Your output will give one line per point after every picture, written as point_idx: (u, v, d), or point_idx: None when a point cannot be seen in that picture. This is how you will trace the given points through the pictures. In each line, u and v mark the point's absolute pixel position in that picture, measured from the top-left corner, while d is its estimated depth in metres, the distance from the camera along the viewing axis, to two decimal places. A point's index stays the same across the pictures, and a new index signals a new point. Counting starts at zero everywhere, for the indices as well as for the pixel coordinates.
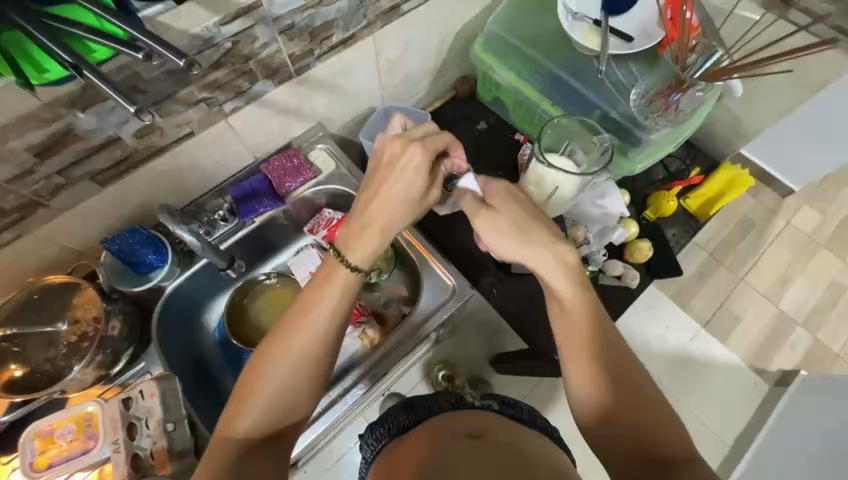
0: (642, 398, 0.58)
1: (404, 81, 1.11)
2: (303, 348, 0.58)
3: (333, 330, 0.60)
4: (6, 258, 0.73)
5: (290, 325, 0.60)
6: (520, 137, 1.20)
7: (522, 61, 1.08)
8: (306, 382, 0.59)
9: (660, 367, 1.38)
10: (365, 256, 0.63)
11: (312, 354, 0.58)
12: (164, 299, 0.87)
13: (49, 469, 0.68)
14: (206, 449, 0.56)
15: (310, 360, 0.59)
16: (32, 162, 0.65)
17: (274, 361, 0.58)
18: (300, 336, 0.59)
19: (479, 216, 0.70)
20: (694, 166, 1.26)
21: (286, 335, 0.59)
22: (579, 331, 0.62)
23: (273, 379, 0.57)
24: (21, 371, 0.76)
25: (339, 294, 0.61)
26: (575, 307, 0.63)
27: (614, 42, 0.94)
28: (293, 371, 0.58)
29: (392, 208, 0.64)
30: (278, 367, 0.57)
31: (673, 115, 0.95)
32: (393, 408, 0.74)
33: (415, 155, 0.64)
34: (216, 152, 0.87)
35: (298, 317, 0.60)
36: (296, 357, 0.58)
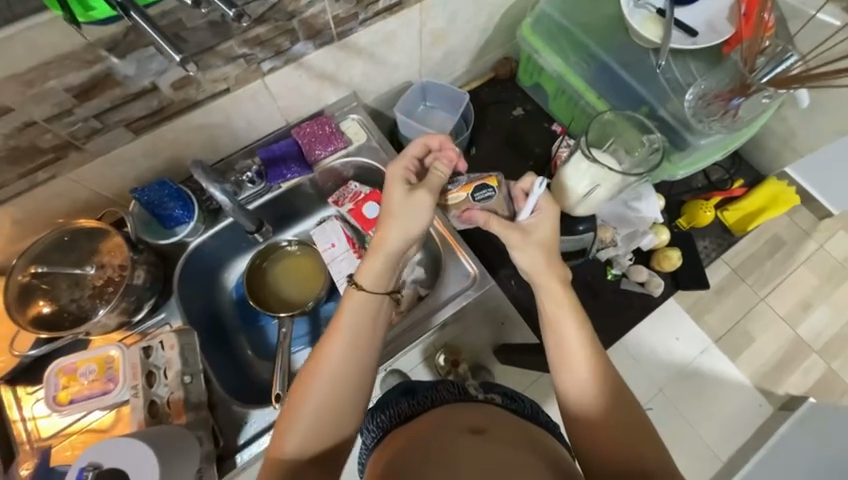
0: (621, 413, 0.59)
1: (445, 57, 1.06)
2: (336, 369, 0.60)
3: (365, 341, 0.63)
4: (40, 197, 0.74)
5: (324, 346, 0.62)
6: (557, 128, 1.17)
7: (573, 46, 1.02)
8: (346, 401, 0.60)
9: (662, 378, 1.35)
10: (375, 277, 0.67)
11: (345, 368, 0.60)
12: (187, 255, 0.88)
13: (71, 404, 0.71)
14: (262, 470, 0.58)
15: (348, 376, 0.60)
16: (71, 104, 0.64)
17: (313, 380, 0.60)
18: (335, 353, 0.61)
19: (510, 232, 0.72)
20: (737, 178, 1.22)
21: (323, 354, 0.61)
22: (567, 362, 0.63)
23: (314, 401, 0.58)
24: (49, 309, 0.77)
25: (364, 310, 0.65)
26: (562, 330, 0.65)
27: (676, 36, 0.88)
28: (334, 390, 0.59)
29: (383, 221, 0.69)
30: (318, 386, 0.59)
31: (730, 120, 0.88)
32: (392, 395, 0.75)
33: (391, 172, 0.73)
34: (249, 112, 0.85)
35: (331, 336, 0.62)
36: (333, 375, 0.60)
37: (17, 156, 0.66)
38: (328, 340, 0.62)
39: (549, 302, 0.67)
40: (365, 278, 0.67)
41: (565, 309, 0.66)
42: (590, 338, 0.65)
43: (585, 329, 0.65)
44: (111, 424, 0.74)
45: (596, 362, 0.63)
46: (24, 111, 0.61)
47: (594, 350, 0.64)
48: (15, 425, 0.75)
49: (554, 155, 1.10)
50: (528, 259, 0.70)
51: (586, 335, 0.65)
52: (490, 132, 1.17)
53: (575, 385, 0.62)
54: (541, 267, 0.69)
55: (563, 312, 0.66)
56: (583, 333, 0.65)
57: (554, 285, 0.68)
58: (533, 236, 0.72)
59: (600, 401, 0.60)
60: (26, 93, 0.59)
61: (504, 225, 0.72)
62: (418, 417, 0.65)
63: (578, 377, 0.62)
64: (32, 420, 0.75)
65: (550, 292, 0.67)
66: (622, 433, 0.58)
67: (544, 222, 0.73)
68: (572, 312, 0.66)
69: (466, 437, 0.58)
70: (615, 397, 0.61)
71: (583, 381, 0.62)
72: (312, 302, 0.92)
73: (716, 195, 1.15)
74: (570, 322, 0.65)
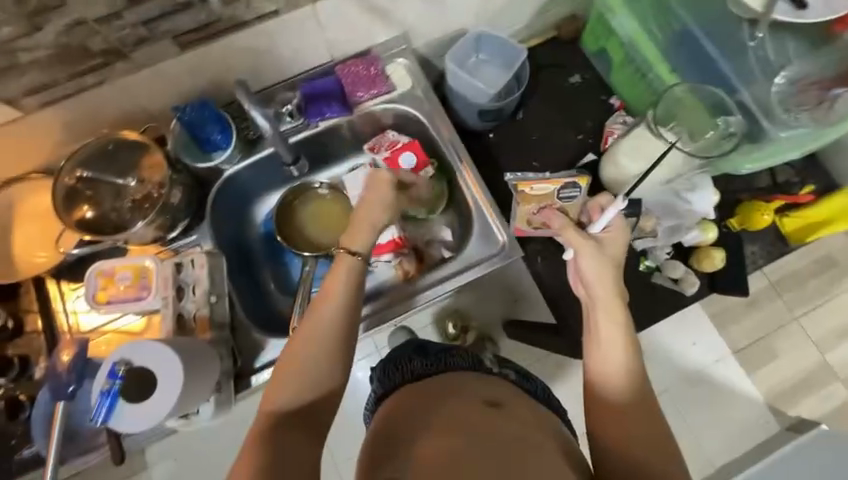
0: (654, 438, 0.58)
1: (506, 7, 0.97)
2: (326, 328, 0.61)
3: (353, 305, 0.64)
4: (87, 103, 0.75)
5: (315, 311, 0.62)
6: (616, 102, 1.05)
7: (654, 8, 0.91)
8: (326, 354, 0.61)
9: (668, 382, 1.31)
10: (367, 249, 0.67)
11: (335, 329, 0.61)
12: (221, 182, 0.88)
13: (108, 305, 0.76)
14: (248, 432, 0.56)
15: (336, 343, 0.61)
16: (120, 6, 0.62)
17: (308, 343, 0.60)
18: (324, 313, 0.62)
19: (584, 247, 0.69)
20: (809, 183, 1.10)
21: (316, 318, 0.62)
22: (609, 377, 0.62)
23: (308, 361, 0.60)
24: (92, 214, 0.80)
25: (354, 277, 0.65)
26: (608, 339, 0.63)
27: (781, 6, 0.76)
28: (319, 348, 0.60)
29: (376, 210, 0.70)
30: (307, 347, 0.60)
31: (823, 113, 0.77)
32: (403, 350, 0.76)
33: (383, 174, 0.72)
34: (296, 41, 0.81)
35: (324, 301, 0.63)
36: (325, 338, 0.61)
37: (66, 56, 0.66)
38: (319, 306, 0.62)
39: (600, 313, 0.65)
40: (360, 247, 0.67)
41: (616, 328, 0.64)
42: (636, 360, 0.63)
43: (632, 353, 0.63)
44: (141, 330, 0.79)
45: (634, 383, 0.62)
46: (75, 7, 0.60)
47: (636, 372, 0.62)
48: (58, 315, 0.81)
49: (606, 129, 1.04)
50: (594, 270, 0.67)
51: (632, 358, 0.63)
52: (541, 98, 1.08)
53: (611, 401, 0.61)
54: (602, 281, 0.67)
55: (612, 326, 0.64)
56: (630, 354, 0.63)
57: (612, 302, 0.65)
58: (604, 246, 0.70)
59: (633, 422, 0.59)
60: None
61: (580, 237, 0.70)
62: (431, 378, 0.66)
63: (613, 394, 0.61)
64: (73, 314, 0.81)
65: (604, 308, 0.65)
66: (651, 459, 0.57)
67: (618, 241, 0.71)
68: (622, 331, 0.64)
69: (485, 410, 0.58)
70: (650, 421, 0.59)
71: (618, 399, 0.61)
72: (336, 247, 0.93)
73: (778, 199, 1.06)
74: (617, 339, 0.63)
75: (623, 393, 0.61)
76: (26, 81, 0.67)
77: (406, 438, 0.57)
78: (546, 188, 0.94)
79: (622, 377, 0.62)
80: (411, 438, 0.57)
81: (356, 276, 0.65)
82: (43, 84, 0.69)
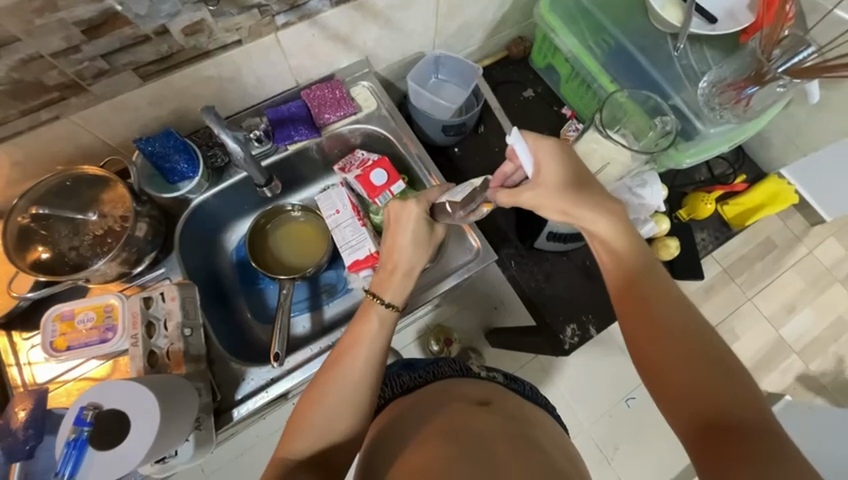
0: (719, 386, 0.48)
1: (459, 30, 1.04)
2: (349, 376, 0.58)
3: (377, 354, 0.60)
4: (40, 138, 0.72)
5: (338, 358, 0.61)
6: (567, 112, 1.16)
7: (590, 27, 1.02)
8: (350, 399, 0.57)
9: None
10: (403, 296, 0.66)
11: (357, 378, 0.58)
12: (189, 211, 0.87)
13: (69, 351, 0.71)
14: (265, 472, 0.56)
15: (360, 389, 0.58)
16: (79, 40, 0.61)
17: (328, 389, 0.58)
18: (347, 364, 0.59)
19: (522, 194, 0.62)
20: (741, 173, 1.23)
21: (341, 364, 0.59)
22: (644, 334, 0.54)
23: (327, 406, 0.57)
24: (48, 255, 0.75)
25: (382, 328, 0.62)
26: (635, 289, 0.57)
27: (697, 21, 0.88)
28: (343, 397, 0.57)
29: (407, 252, 0.68)
30: (330, 397, 0.57)
31: (742, 110, 0.88)
32: (391, 368, 0.76)
33: (401, 209, 0.70)
34: (259, 69, 0.83)
35: (347, 349, 0.60)
36: (352, 388, 0.58)
37: (19, 91, 0.63)
38: (341, 355, 0.60)
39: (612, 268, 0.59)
40: (396, 297, 0.65)
41: (637, 281, 0.57)
42: (675, 304, 0.55)
43: (668, 301, 0.55)
44: (107, 374, 0.74)
45: (680, 327, 0.53)
46: (31, 42, 0.58)
47: (682, 315, 0.54)
48: (10, 370, 0.74)
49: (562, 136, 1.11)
50: (576, 211, 0.60)
51: (668, 300, 0.55)
52: (499, 112, 1.16)
53: (657, 357, 0.52)
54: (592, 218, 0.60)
55: (635, 279, 0.58)
56: (659, 299, 0.56)
57: (619, 248, 0.59)
58: (548, 188, 0.61)
59: (690, 374, 0.50)
60: (33, 22, 0.56)
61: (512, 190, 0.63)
62: (421, 387, 0.67)
63: (657, 350, 0.52)
64: (28, 366, 0.75)
65: (617, 268, 0.59)
66: (723, 413, 0.47)
67: (590, 194, 0.61)
68: (645, 282, 0.57)
69: (474, 409, 0.60)
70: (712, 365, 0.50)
71: (663, 352, 0.52)
72: (313, 268, 0.90)
73: (718, 189, 1.17)
74: (642, 291, 0.57)
75: (672, 345, 0.52)
76: None
77: (394, 451, 0.57)
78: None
79: (662, 326, 0.53)
80: (399, 448, 0.57)
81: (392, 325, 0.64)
82: None
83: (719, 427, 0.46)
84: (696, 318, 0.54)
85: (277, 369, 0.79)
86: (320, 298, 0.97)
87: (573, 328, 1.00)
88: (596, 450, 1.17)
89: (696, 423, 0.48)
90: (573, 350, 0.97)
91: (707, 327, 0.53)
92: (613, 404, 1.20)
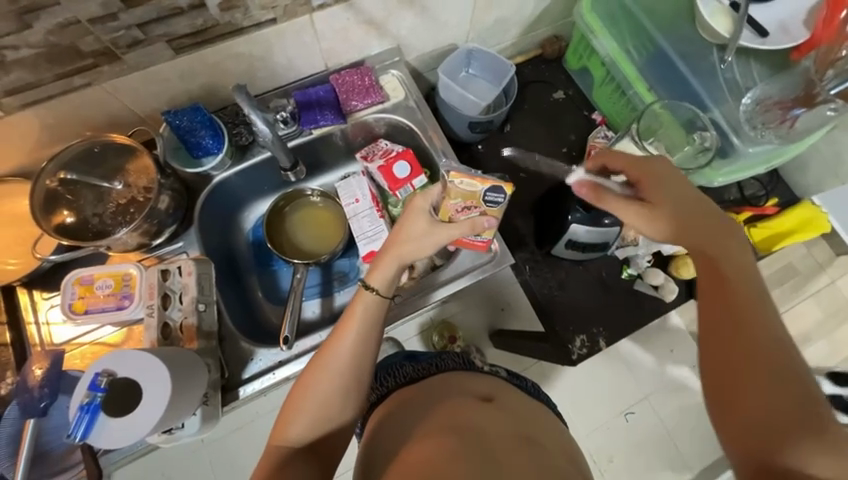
0: (782, 393, 0.47)
1: (494, 25, 1.01)
2: (345, 361, 0.58)
3: (370, 338, 0.60)
4: (73, 104, 0.72)
5: (331, 342, 0.60)
6: (598, 117, 1.13)
7: (632, 29, 0.97)
8: (347, 383, 0.58)
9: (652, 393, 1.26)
10: (388, 283, 0.63)
11: (353, 363, 0.58)
12: (209, 188, 0.87)
13: (86, 315, 0.72)
14: (262, 454, 0.56)
15: (354, 373, 0.58)
16: (117, 7, 0.61)
17: (322, 373, 0.58)
18: (343, 348, 0.58)
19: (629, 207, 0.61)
20: (772, 196, 1.20)
21: (332, 348, 0.59)
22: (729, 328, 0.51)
23: (321, 389, 0.57)
24: (73, 219, 0.76)
25: (373, 315, 0.61)
26: (730, 284, 0.54)
27: (746, 33, 0.83)
28: (339, 382, 0.57)
29: (410, 243, 0.64)
30: (325, 381, 0.57)
31: (786, 130, 0.84)
32: (395, 358, 0.76)
33: (414, 201, 0.67)
34: (290, 50, 0.82)
35: (337, 336, 0.59)
36: (343, 374, 0.58)
37: (54, 55, 0.64)
38: (336, 338, 0.59)
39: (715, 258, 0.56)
40: (379, 283, 0.62)
41: (716, 273, 0.55)
42: (762, 304, 0.53)
43: (764, 306, 0.52)
44: (121, 340, 0.76)
45: (763, 334, 0.50)
46: (70, 7, 0.58)
47: (767, 322, 0.51)
48: (29, 328, 0.77)
49: (589, 143, 1.08)
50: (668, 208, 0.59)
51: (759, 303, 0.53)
52: (526, 113, 1.14)
53: (736, 356, 0.50)
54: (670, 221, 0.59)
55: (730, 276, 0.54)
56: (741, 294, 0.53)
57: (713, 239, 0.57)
58: (662, 210, 0.60)
59: (765, 379, 0.48)
60: None
61: (620, 203, 0.62)
62: (423, 380, 0.66)
63: (726, 347, 0.51)
64: (46, 325, 0.77)
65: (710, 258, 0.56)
66: (779, 420, 0.47)
67: (670, 194, 0.60)
68: (744, 282, 0.54)
69: (478, 405, 0.59)
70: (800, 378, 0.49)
71: (731, 349, 0.51)
72: (328, 255, 0.90)
73: (746, 210, 1.14)
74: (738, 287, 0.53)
75: (757, 346, 0.50)
76: (9, 80, 0.64)
77: (396, 443, 0.56)
78: (473, 186, 0.70)
79: (752, 328, 0.51)
80: (400, 441, 0.56)
81: (378, 313, 0.61)
82: (28, 83, 0.66)
83: (779, 435, 0.46)
84: (779, 328, 0.51)
85: (286, 352, 0.80)
86: (332, 285, 0.97)
87: (582, 340, 1.04)
88: (591, 461, 1.17)
89: (748, 426, 0.48)
90: (580, 360, 1.04)
91: (784, 337, 0.51)
92: (612, 416, 1.18)
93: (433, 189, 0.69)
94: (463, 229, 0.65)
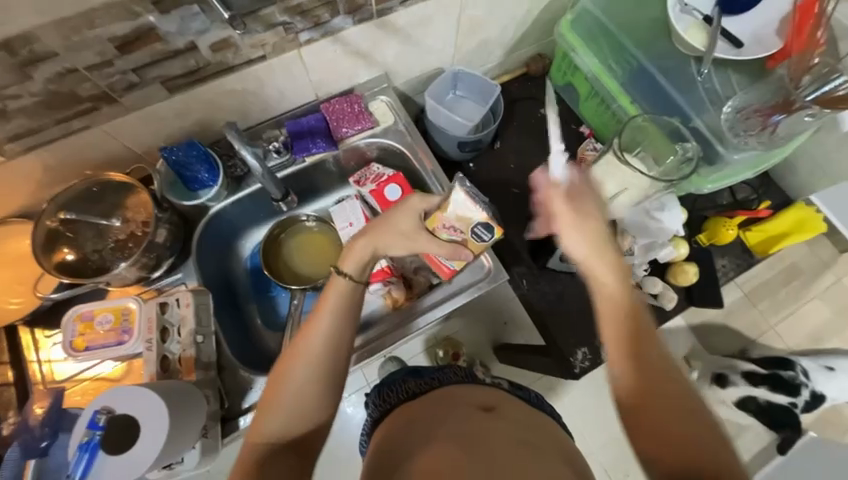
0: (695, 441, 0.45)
1: (478, 47, 1.04)
2: (323, 355, 0.57)
3: (348, 325, 0.60)
4: (72, 146, 0.75)
5: (307, 329, 0.59)
6: (585, 130, 1.16)
7: (611, 46, 1.00)
8: (327, 378, 0.57)
9: None
10: (361, 267, 0.63)
11: (330, 354, 0.57)
12: (206, 220, 0.89)
13: (87, 351, 0.73)
14: (238, 452, 0.54)
15: (331, 366, 0.57)
16: (113, 54, 0.64)
17: (299, 363, 0.56)
18: (319, 337, 0.57)
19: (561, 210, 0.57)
20: (764, 199, 1.20)
21: (308, 336, 0.58)
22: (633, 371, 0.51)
23: (298, 382, 0.55)
24: (73, 256, 0.78)
25: (346, 302, 0.61)
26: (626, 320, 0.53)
27: (721, 45, 0.85)
28: (317, 375, 0.56)
29: (392, 233, 0.65)
30: (301, 376, 0.56)
31: (767, 136, 0.85)
32: (397, 374, 0.76)
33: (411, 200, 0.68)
34: (281, 83, 0.85)
35: (311, 326, 0.58)
36: (316, 361, 0.56)
37: (54, 102, 0.67)
38: (309, 326, 0.58)
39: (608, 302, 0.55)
40: (351, 268, 0.63)
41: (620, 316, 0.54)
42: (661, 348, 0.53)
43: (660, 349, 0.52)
44: (121, 375, 0.77)
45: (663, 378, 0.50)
46: (68, 57, 0.61)
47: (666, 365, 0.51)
48: (30, 366, 0.78)
49: (579, 155, 1.11)
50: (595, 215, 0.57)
51: (659, 350, 0.53)
52: (515, 129, 1.16)
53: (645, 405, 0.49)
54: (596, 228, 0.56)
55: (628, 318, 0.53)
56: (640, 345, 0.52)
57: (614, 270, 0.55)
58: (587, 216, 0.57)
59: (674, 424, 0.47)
60: (72, 39, 0.59)
61: (558, 198, 0.57)
62: (426, 395, 0.66)
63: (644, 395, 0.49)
64: (47, 363, 0.78)
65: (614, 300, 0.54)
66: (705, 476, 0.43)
67: (598, 208, 0.58)
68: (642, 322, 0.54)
69: (477, 414, 0.59)
70: (707, 434, 0.46)
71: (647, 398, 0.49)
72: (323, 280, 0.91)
73: (740, 214, 1.14)
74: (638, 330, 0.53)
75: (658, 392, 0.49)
76: (12, 127, 0.67)
77: (399, 456, 0.56)
78: (469, 212, 0.67)
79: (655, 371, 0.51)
80: (407, 452, 0.55)
81: (352, 299, 0.61)
82: (30, 129, 0.69)
83: None
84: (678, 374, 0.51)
85: None
86: None
87: (584, 352, 1.05)
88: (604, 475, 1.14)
89: None
90: (583, 373, 1.04)
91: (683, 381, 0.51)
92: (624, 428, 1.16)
93: (436, 197, 0.68)
94: (444, 250, 0.69)
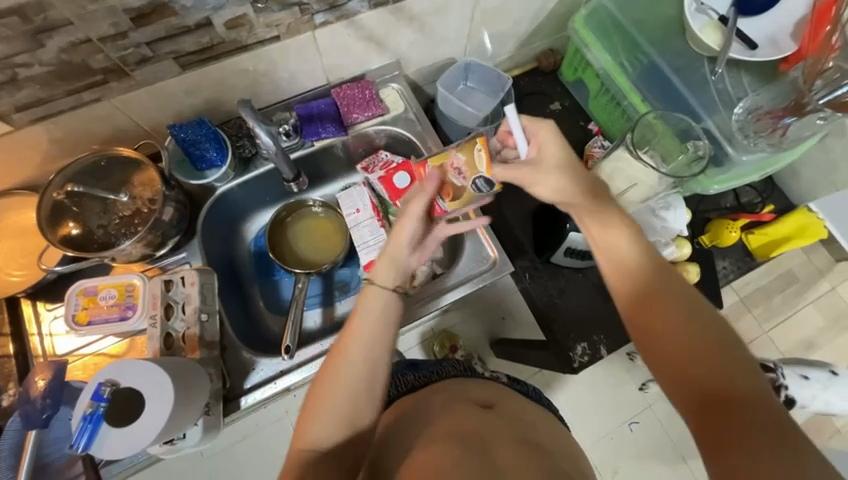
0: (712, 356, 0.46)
1: (491, 39, 1.04)
2: (361, 361, 0.56)
3: (384, 334, 0.58)
4: (80, 118, 0.74)
5: (342, 341, 0.57)
6: (594, 128, 1.15)
7: (625, 43, 1.00)
8: (363, 387, 0.55)
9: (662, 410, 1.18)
10: (394, 277, 0.61)
11: (369, 362, 0.56)
12: (212, 199, 0.88)
13: (89, 326, 0.72)
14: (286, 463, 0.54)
15: (365, 377, 0.55)
16: (127, 26, 0.63)
17: (337, 375, 0.55)
18: (357, 347, 0.56)
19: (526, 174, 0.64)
20: (768, 202, 1.21)
21: (344, 347, 0.56)
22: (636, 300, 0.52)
23: (336, 395, 0.55)
24: (78, 231, 0.77)
25: (381, 309, 0.59)
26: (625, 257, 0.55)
27: (736, 46, 0.85)
28: (354, 388, 0.55)
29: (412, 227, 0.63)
30: (340, 389, 0.55)
31: (777, 139, 0.86)
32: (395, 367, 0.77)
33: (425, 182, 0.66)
34: (293, 65, 0.84)
35: (348, 335, 0.57)
36: (357, 370, 0.55)
37: (65, 72, 0.66)
38: (344, 338, 0.57)
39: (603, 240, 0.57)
40: (382, 275, 0.61)
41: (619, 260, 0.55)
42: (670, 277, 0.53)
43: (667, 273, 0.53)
44: (123, 351, 0.77)
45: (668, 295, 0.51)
46: (82, 26, 0.60)
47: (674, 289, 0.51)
48: (32, 339, 0.78)
49: (586, 152, 1.09)
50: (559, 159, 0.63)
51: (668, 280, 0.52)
52: None
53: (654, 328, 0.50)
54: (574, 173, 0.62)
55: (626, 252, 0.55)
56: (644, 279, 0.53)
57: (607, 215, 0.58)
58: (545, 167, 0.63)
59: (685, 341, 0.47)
60: (86, 7, 0.58)
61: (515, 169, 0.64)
62: (426, 389, 0.67)
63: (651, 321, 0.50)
64: (50, 336, 0.78)
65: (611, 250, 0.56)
66: (713, 388, 0.44)
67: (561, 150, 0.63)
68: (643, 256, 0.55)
69: (477, 411, 0.59)
70: (722, 348, 0.46)
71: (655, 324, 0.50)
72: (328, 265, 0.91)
73: (743, 217, 1.15)
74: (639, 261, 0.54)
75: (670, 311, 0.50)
76: (21, 96, 0.66)
77: (401, 450, 0.56)
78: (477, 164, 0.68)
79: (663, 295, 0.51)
80: (408, 448, 0.56)
81: (391, 305, 0.59)
82: (39, 98, 0.68)
83: (717, 403, 0.43)
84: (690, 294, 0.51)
85: (286, 362, 0.80)
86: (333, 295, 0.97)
87: (584, 347, 1.00)
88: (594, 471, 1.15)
89: (694, 396, 0.45)
90: (583, 369, 0.98)
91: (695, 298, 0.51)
92: (616, 426, 1.17)
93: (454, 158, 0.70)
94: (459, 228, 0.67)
